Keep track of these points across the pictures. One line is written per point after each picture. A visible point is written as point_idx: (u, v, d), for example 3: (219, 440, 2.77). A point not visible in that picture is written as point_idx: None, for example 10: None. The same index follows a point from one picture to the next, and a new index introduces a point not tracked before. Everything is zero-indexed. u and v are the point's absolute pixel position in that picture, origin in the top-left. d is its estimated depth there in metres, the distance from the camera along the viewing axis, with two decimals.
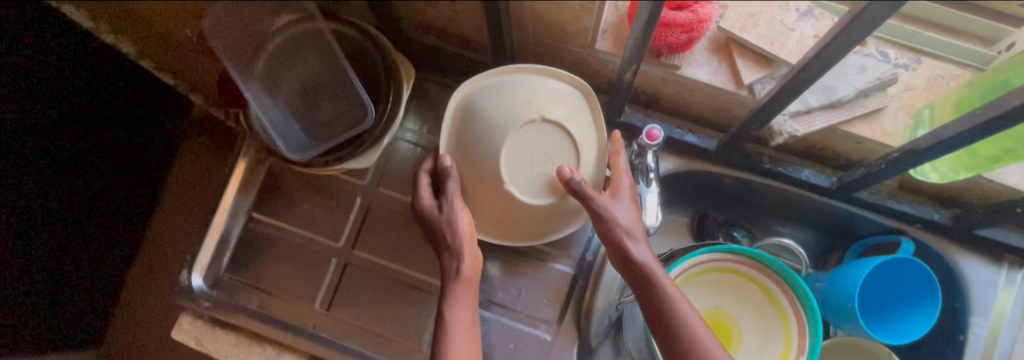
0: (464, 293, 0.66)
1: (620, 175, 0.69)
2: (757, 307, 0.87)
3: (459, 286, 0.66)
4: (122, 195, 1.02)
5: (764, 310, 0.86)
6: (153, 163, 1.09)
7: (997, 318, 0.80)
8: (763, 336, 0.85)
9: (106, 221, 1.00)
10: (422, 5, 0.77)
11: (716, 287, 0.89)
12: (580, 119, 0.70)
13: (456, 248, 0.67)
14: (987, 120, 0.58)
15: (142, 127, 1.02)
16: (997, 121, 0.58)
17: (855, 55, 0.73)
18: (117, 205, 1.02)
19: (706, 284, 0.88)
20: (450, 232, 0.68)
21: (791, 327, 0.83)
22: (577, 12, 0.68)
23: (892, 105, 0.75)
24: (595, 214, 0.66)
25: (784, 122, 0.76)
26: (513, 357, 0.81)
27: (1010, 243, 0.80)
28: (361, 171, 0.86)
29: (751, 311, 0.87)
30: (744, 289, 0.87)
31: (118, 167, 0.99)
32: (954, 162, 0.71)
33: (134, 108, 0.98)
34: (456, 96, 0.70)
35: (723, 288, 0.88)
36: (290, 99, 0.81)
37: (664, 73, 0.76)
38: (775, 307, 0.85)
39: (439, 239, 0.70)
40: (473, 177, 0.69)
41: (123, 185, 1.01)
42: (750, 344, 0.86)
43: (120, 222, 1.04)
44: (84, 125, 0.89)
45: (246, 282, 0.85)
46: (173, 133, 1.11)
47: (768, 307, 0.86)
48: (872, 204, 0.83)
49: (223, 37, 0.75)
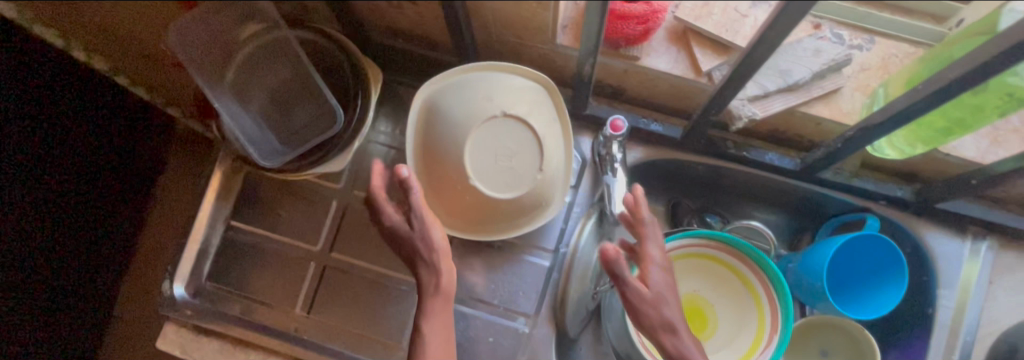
0: (440, 308, 0.66)
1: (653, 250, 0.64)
2: (731, 290, 0.89)
3: (436, 302, 0.66)
4: (111, 208, 1.05)
5: (738, 294, 0.88)
6: (136, 179, 1.09)
7: (962, 288, 0.82)
8: (737, 318, 0.88)
9: (98, 236, 1.02)
10: (387, 9, 0.78)
11: (693, 273, 0.90)
12: (543, 113, 0.72)
13: (434, 264, 0.65)
14: (931, 94, 0.60)
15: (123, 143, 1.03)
16: (940, 94, 0.59)
17: (810, 38, 0.75)
18: (108, 220, 1.04)
19: (682, 270, 0.90)
20: (425, 249, 0.66)
21: (764, 307, 0.85)
22: (536, 9, 0.69)
23: (848, 85, 0.76)
24: (630, 303, 0.61)
25: (742, 106, 0.77)
26: (493, 351, 0.83)
27: (971, 214, 0.82)
28: (334, 175, 0.86)
29: (726, 294, 0.89)
30: (718, 273, 0.89)
31: (107, 183, 1.02)
32: (909, 136, 0.73)
33: (115, 124, 0.99)
34: (419, 97, 0.72)
35: (698, 274, 0.90)
36: (263, 108, 0.82)
37: (625, 65, 0.78)
38: (748, 289, 0.87)
39: (412, 253, 0.67)
40: (441, 175, 0.70)
41: (111, 200, 1.04)
42: (726, 327, 0.88)
43: (110, 238, 1.06)
44: (72, 144, 0.91)
45: (228, 290, 0.86)
46: (156, 146, 1.13)
47: (743, 290, 0.88)
48: (838, 184, 0.84)
49: (195, 52, 0.76)
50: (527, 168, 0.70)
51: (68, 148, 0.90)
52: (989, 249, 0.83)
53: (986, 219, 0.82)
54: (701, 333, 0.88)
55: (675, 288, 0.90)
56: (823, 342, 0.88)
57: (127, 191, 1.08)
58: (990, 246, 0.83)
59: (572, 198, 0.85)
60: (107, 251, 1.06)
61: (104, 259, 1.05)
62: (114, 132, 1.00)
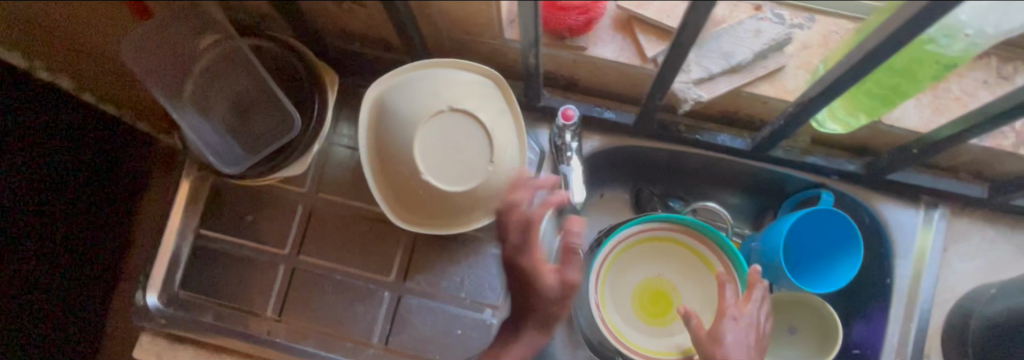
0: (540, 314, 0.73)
1: (740, 305, 0.72)
2: (691, 269, 0.91)
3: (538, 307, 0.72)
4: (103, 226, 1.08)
5: (700, 274, 0.91)
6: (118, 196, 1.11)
7: (918, 257, 0.84)
8: (700, 296, 0.91)
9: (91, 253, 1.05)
10: (339, 13, 0.80)
11: (658, 257, 0.92)
12: (492, 107, 0.74)
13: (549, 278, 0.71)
14: (851, 68, 0.61)
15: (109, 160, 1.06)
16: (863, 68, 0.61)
17: (751, 20, 0.77)
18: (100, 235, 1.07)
19: (646, 254, 0.91)
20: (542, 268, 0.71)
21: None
22: (479, 5, 0.71)
23: (791, 64, 0.78)
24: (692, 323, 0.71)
25: (687, 89, 0.79)
26: (461, 343, 0.84)
27: (922, 184, 0.84)
28: (299, 178, 0.88)
29: (687, 274, 0.91)
30: (677, 254, 0.91)
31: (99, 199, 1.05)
32: (850, 107, 0.73)
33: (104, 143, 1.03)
34: (369, 97, 0.73)
35: (659, 258, 0.92)
36: (224, 118, 0.83)
37: (574, 55, 0.79)
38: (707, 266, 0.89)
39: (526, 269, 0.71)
40: (395, 172, 0.72)
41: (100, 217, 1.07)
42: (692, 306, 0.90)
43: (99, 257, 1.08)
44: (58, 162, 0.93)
45: (201, 297, 0.87)
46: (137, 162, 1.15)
47: (704, 270, 0.91)
48: (791, 161, 0.86)
49: (150, 62, 0.78)
50: (478, 160, 0.72)
51: (57, 166, 0.93)
52: (942, 217, 0.85)
53: (938, 188, 0.84)
54: (668, 314, 0.90)
55: (636, 272, 0.91)
56: (793, 323, 0.93)
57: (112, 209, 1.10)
58: (942, 214, 0.85)
59: None
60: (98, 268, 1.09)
61: (93, 275, 1.07)
62: (104, 149, 1.04)
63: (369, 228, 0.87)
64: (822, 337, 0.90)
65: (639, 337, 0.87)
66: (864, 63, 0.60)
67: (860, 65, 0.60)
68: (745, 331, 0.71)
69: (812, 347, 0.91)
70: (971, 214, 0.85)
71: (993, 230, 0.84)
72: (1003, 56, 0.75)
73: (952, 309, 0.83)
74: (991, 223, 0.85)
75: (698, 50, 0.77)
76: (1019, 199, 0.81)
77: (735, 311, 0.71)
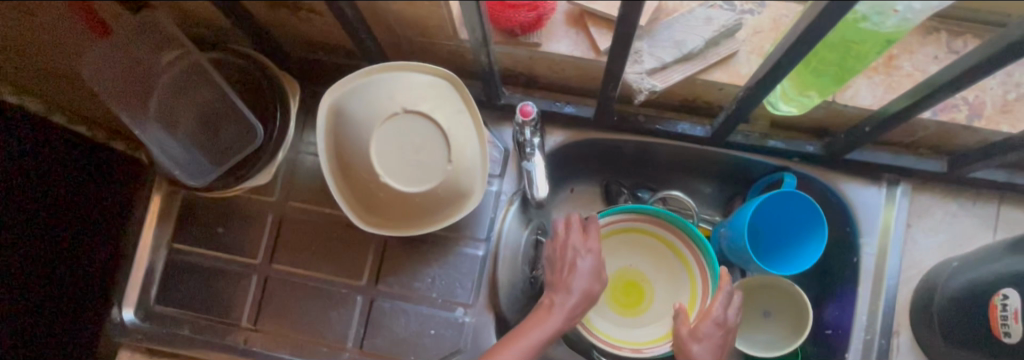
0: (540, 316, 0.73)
1: (723, 312, 0.76)
2: (662, 258, 0.91)
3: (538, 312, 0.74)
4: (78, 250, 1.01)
5: (672, 265, 0.91)
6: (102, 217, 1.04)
7: (883, 234, 0.85)
8: (672, 287, 0.90)
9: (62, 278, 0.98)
10: (297, 22, 0.82)
11: (630, 248, 0.92)
12: (448, 107, 0.74)
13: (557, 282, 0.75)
14: (787, 53, 0.63)
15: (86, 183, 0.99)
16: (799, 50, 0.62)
17: (702, 8, 0.78)
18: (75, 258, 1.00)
19: (618, 246, 0.92)
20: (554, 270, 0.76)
21: (693, 268, 0.89)
22: (429, 7, 0.72)
23: (743, 49, 0.79)
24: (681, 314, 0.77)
25: (641, 80, 0.80)
26: (434, 343, 0.85)
27: (882, 162, 0.85)
28: (267, 188, 0.89)
29: (659, 264, 0.91)
30: (648, 244, 0.92)
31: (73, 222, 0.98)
32: (800, 86, 0.74)
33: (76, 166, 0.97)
34: (325, 103, 0.74)
35: (630, 248, 0.92)
36: (190, 132, 0.84)
37: (529, 52, 0.80)
38: (678, 255, 0.90)
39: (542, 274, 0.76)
40: (355, 177, 0.74)
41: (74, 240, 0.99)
42: (664, 295, 0.90)
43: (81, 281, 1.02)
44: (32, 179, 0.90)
45: (177, 311, 0.88)
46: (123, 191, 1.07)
47: (676, 261, 0.91)
48: (752, 147, 0.86)
49: (113, 84, 0.79)
50: (435, 161, 0.72)
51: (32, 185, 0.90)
52: (905, 193, 0.86)
53: (900, 165, 0.84)
54: (640, 305, 0.90)
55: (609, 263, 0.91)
56: (767, 306, 0.93)
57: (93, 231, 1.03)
58: (905, 190, 0.86)
59: (499, 187, 0.88)
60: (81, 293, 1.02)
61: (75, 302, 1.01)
62: (76, 173, 0.97)
63: (338, 234, 0.88)
64: (795, 322, 0.89)
65: (611, 327, 0.87)
66: (800, 44, 0.60)
67: (796, 47, 0.61)
68: (720, 334, 0.76)
69: (784, 330, 0.91)
70: (932, 189, 0.86)
71: (954, 204, 0.86)
72: (950, 30, 0.76)
73: (919, 284, 0.83)
74: (951, 197, 0.86)
75: (651, 41, 0.78)
76: (977, 171, 0.82)
77: (717, 314, 0.75)
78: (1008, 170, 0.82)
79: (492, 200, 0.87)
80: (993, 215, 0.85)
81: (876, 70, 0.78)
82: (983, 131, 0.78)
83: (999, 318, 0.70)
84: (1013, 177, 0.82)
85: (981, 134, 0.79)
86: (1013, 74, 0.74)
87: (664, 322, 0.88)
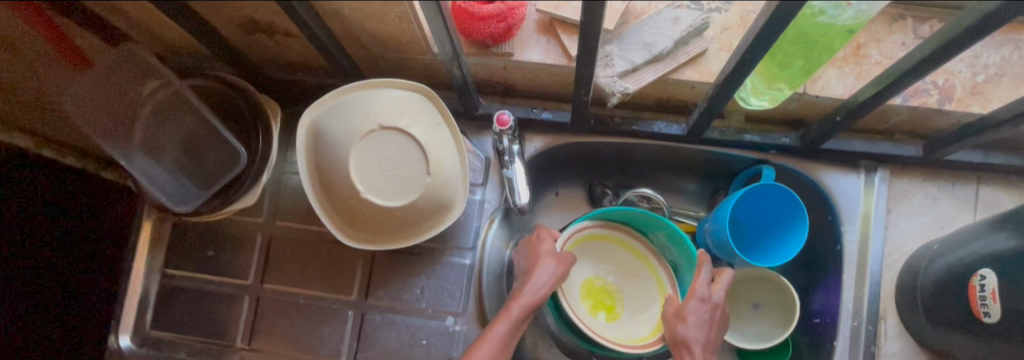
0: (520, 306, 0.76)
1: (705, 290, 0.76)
2: (626, 263, 0.93)
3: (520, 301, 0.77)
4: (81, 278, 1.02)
5: (641, 275, 0.93)
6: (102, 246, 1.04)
7: (864, 220, 0.86)
8: (642, 295, 0.92)
9: (64, 306, 1.01)
10: (274, 45, 0.83)
11: (600, 256, 0.93)
12: (426, 120, 0.75)
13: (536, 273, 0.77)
14: (747, 51, 0.64)
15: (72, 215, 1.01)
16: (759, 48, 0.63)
17: (669, 9, 0.79)
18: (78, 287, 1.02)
19: (590, 253, 0.93)
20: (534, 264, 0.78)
21: (656, 272, 0.92)
22: (400, 24, 0.74)
23: (712, 47, 0.80)
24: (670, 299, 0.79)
25: (613, 83, 0.81)
26: (426, 353, 0.86)
27: (858, 149, 0.85)
28: (256, 209, 0.90)
29: (622, 271, 0.93)
30: (614, 250, 0.93)
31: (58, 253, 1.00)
32: (770, 80, 0.75)
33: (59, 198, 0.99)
34: (303, 124, 0.76)
35: (597, 254, 0.93)
36: (177, 159, 0.85)
37: (502, 62, 0.82)
38: (642, 259, 0.92)
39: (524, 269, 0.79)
40: (337, 193, 0.75)
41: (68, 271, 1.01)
42: (632, 300, 0.91)
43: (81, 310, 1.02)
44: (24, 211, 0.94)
45: (172, 335, 0.89)
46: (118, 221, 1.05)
47: (644, 271, 0.92)
48: (730, 142, 0.87)
49: (96, 115, 0.81)
50: (414, 174, 0.73)
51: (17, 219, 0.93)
52: (883, 179, 0.87)
53: (876, 152, 0.85)
54: (608, 311, 0.91)
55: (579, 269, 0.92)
56: (755, 297, 0.93)
57: (90, 259, 1.03)
58: (883, 177, 0.87)
59: (482, 196, 0.89)
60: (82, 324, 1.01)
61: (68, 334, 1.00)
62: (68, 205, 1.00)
63: (327, 251, 0.89)
64: (784, 313, 0.89)
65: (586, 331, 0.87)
66: (759, 42, 0.62)
67: (756, 44, 0.62)
68: (707, 309, 0.76)
69: (778, 318, 0.90)
70: (910, 173, 0.87)
71: (933, 187, 0.87)
72: (916, 16, 0.77)
73: (902, 268, 0.84)
74: (930, 180, 0.87)
75: (620, 44, 0.80)
76: (953, 154, 0.83)
77: (701, 292, 0.76)
78: (983, 150, 0.83)
79: (476, 210, 0.88)
80: (972, 196, 0.86)
81: (845, 60, 0.79)
82: (955, 114, 0.79)
83: (979, 298, 0.70)
84: (988, 157, 0.83)
85: (953, 117, 0.79)
86: (979, 56, 0.77)
87: (633, 327, 0.89)
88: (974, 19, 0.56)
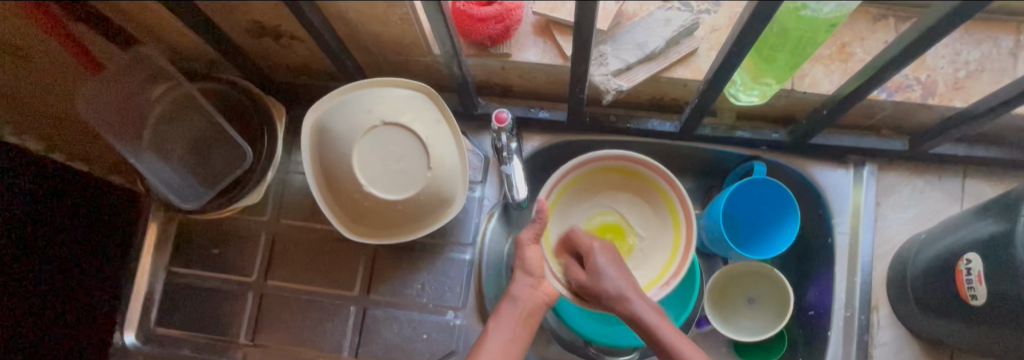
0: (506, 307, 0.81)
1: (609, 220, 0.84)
2: (653, 206, 0.91)
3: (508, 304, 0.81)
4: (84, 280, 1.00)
5: (661, 225, 0.90)
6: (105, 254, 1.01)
7: (854, 214, 0.88)
8: (655, 232, 0.90)
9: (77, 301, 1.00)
10: (279, 48, 0.86)
11: (620, 192, 0.92)
12: (425, 116, 0.78)
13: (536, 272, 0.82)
14: (732, 48, 0.67)
15: (72, 220, 1.01)
16: (740, 47, 0.67)
17: (660, 10, 0.82)
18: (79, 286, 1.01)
19: (605, 183, 0.92)
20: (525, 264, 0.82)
21: (680, 222, 0.88)
22: (403, 26, 0.77)
23: (703, 46, 0.83)
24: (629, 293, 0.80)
25: (608, 81, 0.83)
26: (427, 347, 0.87)
27: (847, 144, 0.88)
28: (260, 207, 0.92)
29: (643, 209, 0.91)
30: (636, 185, 0.91)
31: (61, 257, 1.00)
32: (760, 75, 0.78)
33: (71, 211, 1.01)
34: (309, 121, 0.78)
35: (618, 189, 0.92)
36: (183, 159, 0.87)
37: (500, 62, 0.85)
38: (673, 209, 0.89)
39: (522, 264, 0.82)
40: (340, 189, 0.78)
41: (72, 271, 1.01)
42: (645, 243, 0.90)
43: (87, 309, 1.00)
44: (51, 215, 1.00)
45: (176, 331, 0.91)
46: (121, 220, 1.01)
47: (666, 224, 0.90)
48: (722, 138, 0.89)
49: (106, 117, 0.83)
50: (416, 168, 0.76)
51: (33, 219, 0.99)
52: (871, 174, 0.89)
53: (863, 147, 0.88)
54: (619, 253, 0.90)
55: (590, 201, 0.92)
56: (750, 292, 0.93)
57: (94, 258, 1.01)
58: (871, 171, 0.89)
59: (481, 193, 0.91)
60: (86, 317, 1.00)
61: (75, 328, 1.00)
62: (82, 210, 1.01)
63: (329, 247, 0.91)
64: (779, 306, 0.90)
65: None
66: (741, 40, 0.65)
67: (739, 41, 0.65)
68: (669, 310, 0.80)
69: (770, 316, 0.91)
70: (897, 167, 0.90)
71: (921, 181, 0.89)
72: (898, 16, 0.80)
73: (893, 259, 0.87)
74: (917, 173, 0.90)
75: (614, 44, 0.82)
76: (937, 147, 0.86)
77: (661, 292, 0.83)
78: (966, 144, 0.86)
79: (476, 206, 0.90)
80: (958, 189, 0.88)
81: (831, 58, 0.82)
82: (939, 108, 0.82)
83: (965, 281, 0.72)
84: (972, 151, 0.86)
85: (936, 111, 0.82)
86: (959, 53, 0.81)
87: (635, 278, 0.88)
88: (940, 15, 0.59)
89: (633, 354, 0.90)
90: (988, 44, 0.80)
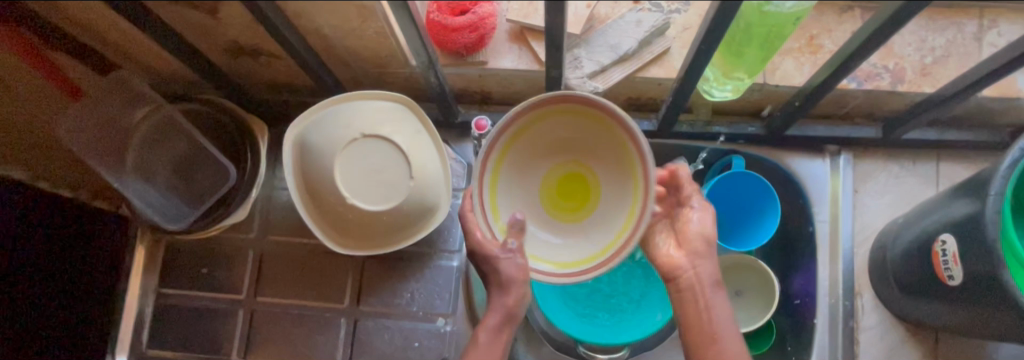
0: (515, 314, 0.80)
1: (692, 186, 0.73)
2: (597, 136, 0.68)
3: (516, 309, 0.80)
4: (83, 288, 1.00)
5: (622, 167, 0.68)
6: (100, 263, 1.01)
7: (833, 202, 0.90)
8: (617, 176, 0.69)
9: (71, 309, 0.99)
10: (258, 66, 0.87)
11: (564, 133, 0.69)
12: (405, 127, 0.79)
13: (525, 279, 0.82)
14: (700, 47, 0.69)
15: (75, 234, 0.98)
16: (707, 46, 0.68)
17: (632, 12, 0.84)
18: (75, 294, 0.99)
19: (553, 131, 0.70)
20: None
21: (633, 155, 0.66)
22: (379, 39, 0.78)
23: (675, 45, 0.85)
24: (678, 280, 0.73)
25: (584, 83, 0.84)
26: (419, 355, 0.88)
27: (822, 134, 0.90)
28: (247, 224, 0.93)
29: (597, 142, 0.69)
30: (581, 122, 0.68)
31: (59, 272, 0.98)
32: (732, 70, 0.79)
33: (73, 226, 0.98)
34: (289, 137, 0.79)
35: (564, 139, 0.70)
36: (167, 181, 0.88)
37: (477, 70, 0.86)
38: (623, 145, 0.67)
39: None
40: (324, 203, 0.79)
41: (58, 299, 0.99)
42: (610, 193, 0.69)
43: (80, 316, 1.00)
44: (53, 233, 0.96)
45: (169, 353, 0.91)
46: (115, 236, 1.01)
47: (621, 155, 0.68)
48: (699, 134, 0.91)
49: (91, 142, 0.84)
50: (398, 178, 0.77)
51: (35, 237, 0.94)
52: (847, 162, 0.91)
53: (838, 136, 0.90)
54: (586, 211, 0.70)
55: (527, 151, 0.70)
56: (738, 284, 0.94)
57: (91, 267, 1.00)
58: (847, 159, 0.91)
59: (466, 199, 0.92)
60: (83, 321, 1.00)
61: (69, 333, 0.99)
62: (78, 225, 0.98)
63: (317, 261, 0.92)
64: (766, 297, 0.90)
65: (556, 251, 0.71)
66: (709, 38, 0.66)
67: (707, 39, 0.67)
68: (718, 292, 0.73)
69: (759, 306, 0.92)
70: (873, 154, 0.92)
71: (896, 166, 0.91)
72: (862, 7, 0.83)
73: (872, 244, 0.88)
74: (892, 159, 0.91)
75: (588, 47, 0.84)
76: (909, 133, 0.88)
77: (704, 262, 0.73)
78: (937, 128, 0.88)
79: (461, 213, 0.91)
80: (933, 173, 0.90)
81: (801, 51, 0.84)
82: (909, 95, 0.83)
83: (942, 262, 0.73)
84: (943, 134, 0.87)
85: (907, 98, 0.84)
86: (925, 40, 0.83)
87: (601, 233, 0.69)
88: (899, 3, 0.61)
89: (624, 351, 0.91)
90: (952, 30, 0.83)
